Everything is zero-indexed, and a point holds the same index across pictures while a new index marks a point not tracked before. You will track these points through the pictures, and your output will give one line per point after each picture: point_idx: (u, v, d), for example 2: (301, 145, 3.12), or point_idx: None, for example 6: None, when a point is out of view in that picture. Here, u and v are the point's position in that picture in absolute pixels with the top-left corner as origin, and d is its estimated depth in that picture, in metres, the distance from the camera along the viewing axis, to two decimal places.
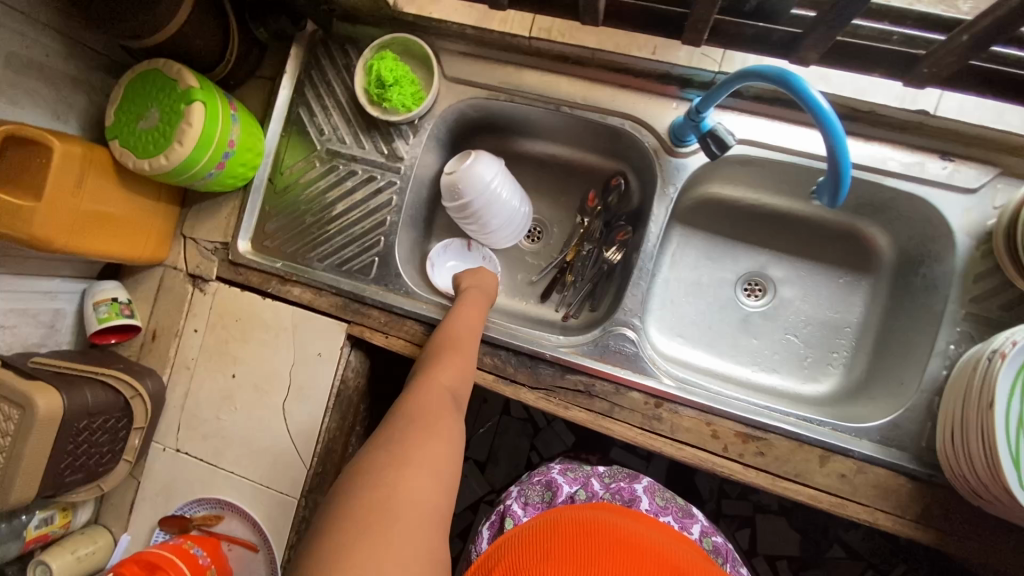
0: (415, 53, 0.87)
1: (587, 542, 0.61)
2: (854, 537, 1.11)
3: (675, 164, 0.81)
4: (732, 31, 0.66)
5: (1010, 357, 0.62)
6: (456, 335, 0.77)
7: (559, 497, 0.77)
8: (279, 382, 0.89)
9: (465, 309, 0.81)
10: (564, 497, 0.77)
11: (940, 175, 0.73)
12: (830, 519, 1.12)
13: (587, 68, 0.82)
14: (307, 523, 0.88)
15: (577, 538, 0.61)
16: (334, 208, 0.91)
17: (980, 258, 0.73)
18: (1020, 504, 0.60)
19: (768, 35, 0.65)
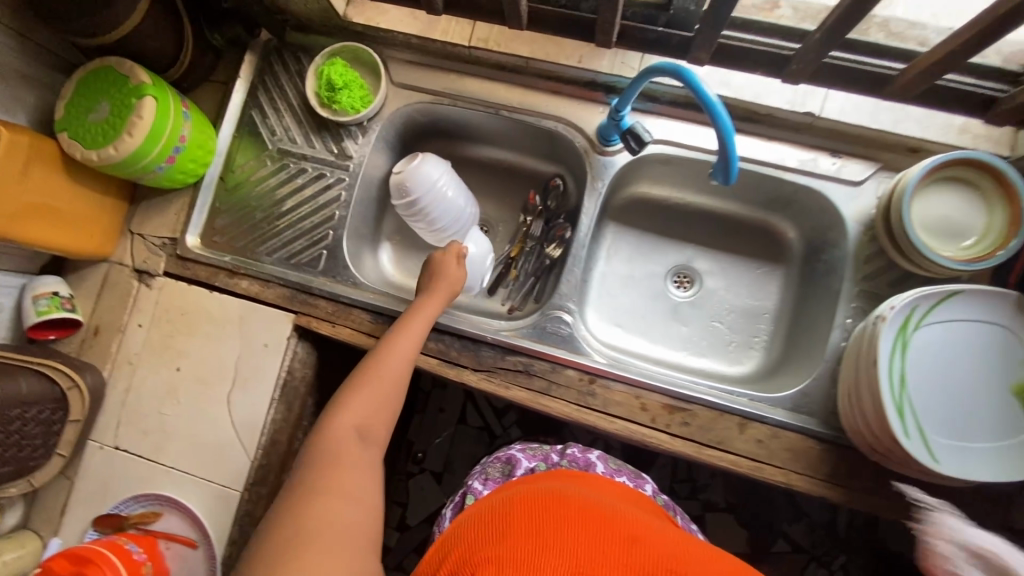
0: (365, 61, 0.93)
1: (544, 516, 0.56)
2: (797, 530, 1.15)
3: (603, 162, 0.89)
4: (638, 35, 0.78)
5: (889, 320, 0.69)
6: (392, 359, 0.73)
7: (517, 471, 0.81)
8: (225, 374, 0.90)
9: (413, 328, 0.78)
10: (521, 470, 0.80)
11: (831, 170, 0.82)
12: (773, 512, 1.16)
13: (523, 75, 0.90)
14: (250, 516, 0.88)
15: (533, 512, 0.56)
16: (284, 204, 0.94)
17: (868, 242, 0.82)
18: (907, 452, 0.67)
19: (667, 39, 0.77)
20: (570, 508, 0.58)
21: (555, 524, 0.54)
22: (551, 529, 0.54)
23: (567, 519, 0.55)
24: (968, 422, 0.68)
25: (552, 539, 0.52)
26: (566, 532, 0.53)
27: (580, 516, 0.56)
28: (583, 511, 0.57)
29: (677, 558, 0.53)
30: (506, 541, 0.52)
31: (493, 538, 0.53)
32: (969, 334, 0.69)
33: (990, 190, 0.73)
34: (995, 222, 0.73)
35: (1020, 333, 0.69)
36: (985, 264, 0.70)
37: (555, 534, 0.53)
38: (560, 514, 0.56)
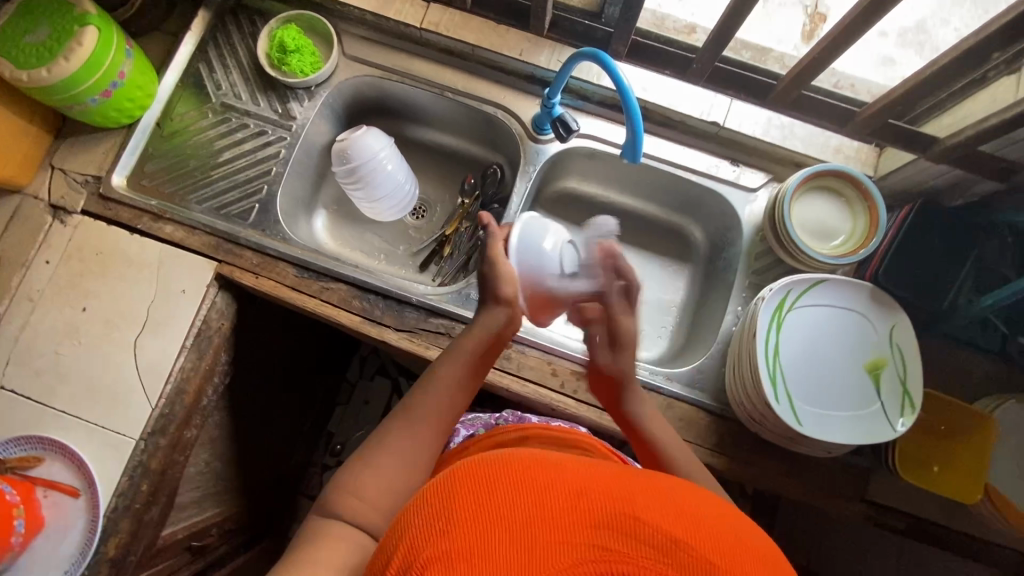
0: (320, 31, 0.97)
1: (475, 482, 0.43)
2: None
3: (536, 149, 0.96)
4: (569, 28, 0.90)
5: (767, 300, 0.78)
6: (430, 406, 0.68)
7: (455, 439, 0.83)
8: (135, 317, 0.87)
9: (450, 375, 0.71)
10: (459, 438, 0.82)
11: (730, 176, 0.94)
12: None
13: (468, 61, 0.97)
14: (143, 467, 0.84)
15: (461, 479, 0.44)
16: (221, 156, 0.95)
17: (759, 240, 0.92)
18: (776, 415, 0.75)
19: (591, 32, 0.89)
20: (503, 461, 0.45)
21: (489, 490, 0.42)
22: (487, 500, 0.42)
23: (500, 476, 0.43)
24: (828, 393, 0.77)
25: (491, 515, 0.41)
26: (504, 498, 0.42)
27: (514, 469, 0.44)
28: (518, 461, 0.45)
29: (633, 496, 0.43)
30: (437, 533, 0.41)
31: (422, 530, 0.41)
32: (831, 317, 0.80)
33: (853, 197, 0.86)
34: (858, 226, 0.85)
35: (873, 318, 0.79)
36: (851, 260, 0.82)
37: (493, 504, 0.41)
38: (491, 473, 0.44)
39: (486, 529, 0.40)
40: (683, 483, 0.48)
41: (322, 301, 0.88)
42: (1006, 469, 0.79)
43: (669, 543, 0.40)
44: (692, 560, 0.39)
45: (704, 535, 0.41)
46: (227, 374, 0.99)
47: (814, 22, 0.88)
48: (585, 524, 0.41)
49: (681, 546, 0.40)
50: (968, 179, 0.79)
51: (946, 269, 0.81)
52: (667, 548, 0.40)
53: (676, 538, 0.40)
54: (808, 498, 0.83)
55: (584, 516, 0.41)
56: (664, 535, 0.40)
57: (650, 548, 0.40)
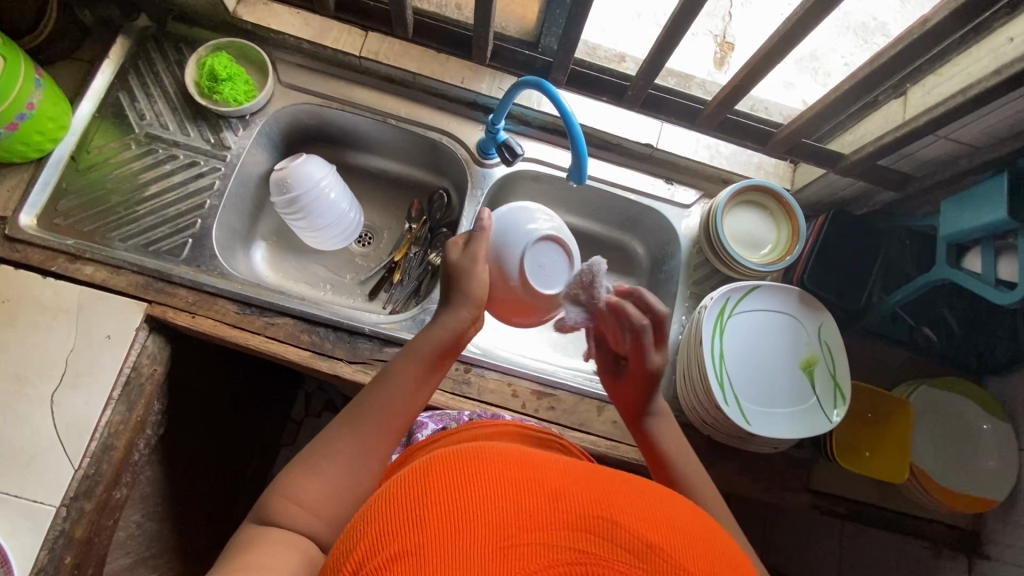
0: (253, 59, 0.95)
1: (445, 472, 0.38)
2: None
3: (482, 173, 0.98)
4: (508, 56, 0.91)
5: (709, 308, 0.84)
6: (385, 407, 0.64)
7: (421, 432, 0.78)
8: (52, 370, 0.79)
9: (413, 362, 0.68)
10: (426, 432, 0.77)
11: (666, 194, 0.99)
12: None
13: (409, 88, 0.97)
14: (66, 538, 0.75)
15: (435, 465, 0.39)
16: (147, 189, 0.89)
17: (696, 252, 0.98)
18: (726, 417, 0.79)
19: (532, 61, 0.90)
20: (478, 453, 0.40)
21: (459, 483, 0.37)
22: (456, 492, 0.36)
23: (472, 469, 0.38)
24: (769, 391, 0.83)
25: (460, 510, 0.35)
26: (475, 491, 0.36)
27: (488, 462, 0.39)
28: (493, 455, 0.40)
29: (611, 495, 0.38)
30: (404, 526, 0.35)
31: (386, 522, 0.36)
32: (767, 321, 0.86)
33: (775, 209, 0.93)
34: (782, 235, 0.93)
35: (803, 320, 0.86)
36: (778, 266, 0.89)
37: (463, 496, 0.36)
38: (465, 464, 0.39)
39: (456, 522, 0.35)
40: (664, 488, 0.43)
41: (267, 336, 0.84)
42: (923, 448, 0.88)
43: (644, 548, 0.35)
44: (670, 567, 0.34)
45: (685, 544, 0.36)
46: (160, 425, 0.91)
47: (722, 50, 0.92)
48: (559, 524, 0.35)
49: (658, 552, 0.35)
50: (871, 189, 0.89)
51: (859, 271, 0.89)
52: (641, 553, 0.35)
53: (652, 542, 0.35)
54: (759, 493, 0.88)
55: (559, 516, 0.36)
56: (640, 538, 0.35)
57: (627, 553, 0.34)
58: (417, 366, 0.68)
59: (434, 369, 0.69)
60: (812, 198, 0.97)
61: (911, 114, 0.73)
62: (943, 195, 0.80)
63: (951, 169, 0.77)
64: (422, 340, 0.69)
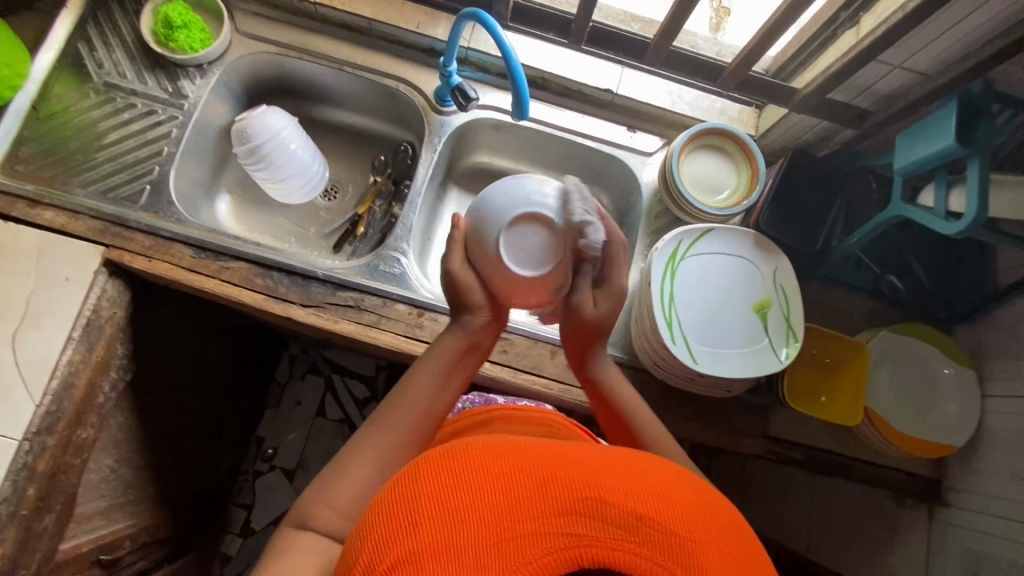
0: (209, 7, 0.95)
1: (432, 479, 0.39)
2: None
3: (440, 121, 0.97)
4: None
5: (659, 250, 0.83)
6: (408, 412, 0.65)
7: None
8: (13, 309, 0.81)
9: (433, 368, 0.68)
10: None
11: (627, 141, 0.98)
12: None
13: (366, 36, 0.97)
14: (28, 471, 0.78)
15: (420, 472, 0.40)
16: (105, 137, 0.90)
17: (656, 200, 0.97)
18: (672, 355, 0.79)
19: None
20: (463, 450, 0.41)
21: (447, 485, 0.38)
22: (446, 495, 0.38)
23: (459, 468, 0.39)
24: (720, 333, 0.82)
25: (453, 513, 0.37)
26: (463, 492, 0.38)
27: (472, 460, 0.40)
28: (478, 448, 0.41)
29: (599, 473, 0.40)
30: (398, 537, 0.37)
31: (380, 535, 0.38)
32: (720, 264, 0.85)
33: (735, 151, 0.92)
34: (742, 180, 0.91)
35: (758, 262, 0.85)
36: (734, 210, 0.88)
37: (453, 498, 0.38)
38: (449, 467, 0.40)
39: (451, 527, 0.36)
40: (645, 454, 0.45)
41: (222, 280, 0.85)
42: (882, 393, 0.87)
43: (634, 520, 0.37)
44: (659, 535, 0.37)
45: (673, 508, 0.39)
46: (126, 370, 0.93)
47: (719, 15, 0.85)
48: (552, 510, 0.37)
49: (647, 523, 0.37)
50: (832, 130, 0.86)
51: (819, 214, 0.88)
52: (633, 527, 0.37)
53: (642, 514, 0.38)
54: (715, 438, 0.88)
55: (549, 502, 0.37)
56: (631, 511, 0.38)
57: (617, 527, 0.37)
58: (435, 372, 0.68)
59: (454, 373, 0.69)
60: (777, 142, 0.95)
61: (859, 40, 0.71)
62: (900, 131, 0.78)
63: (904, 100, 0.74)
64: (439, 345, 0.70)
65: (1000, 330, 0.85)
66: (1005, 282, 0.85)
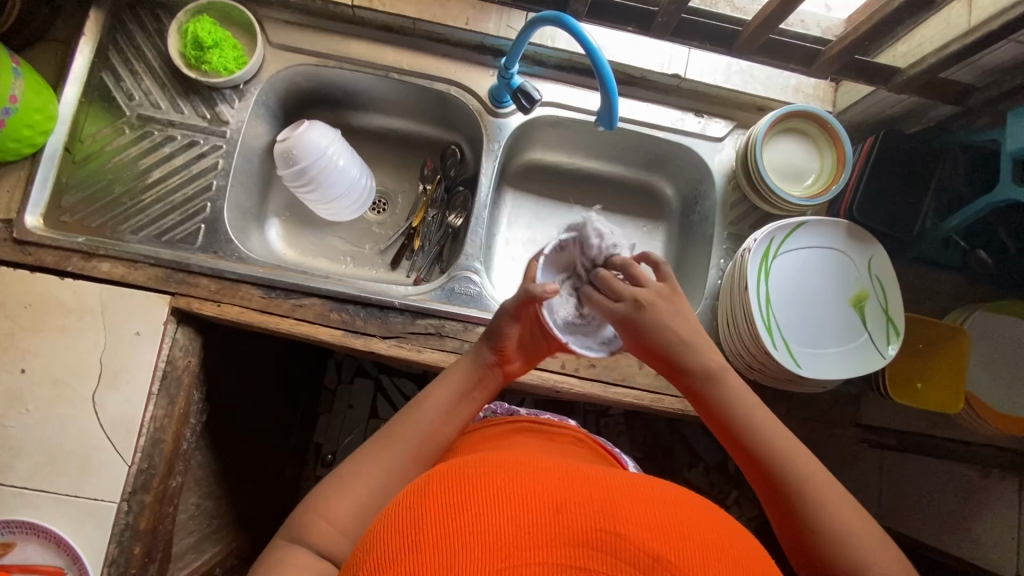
0: (237, 20, 0.87)
1: (444, 497, 0.38)
2: (696, 474, 1.28)
3: (497, 124, 0.91)
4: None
5: (753, 251, 0.79)
6: (411, 427, 0.63)
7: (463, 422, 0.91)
8: (88, 371, 0.78)
9: (440, 389, 0.67)
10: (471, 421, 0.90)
11: (697, 128, 0.92)
12: (676, 461, 1.28)
13: (410, 37, 0.90)
14: (132, 530, 0.77)
15: (434, 487, 0.39)
16: (149, 175, 0.85)
17: (732, 190, 0.92)
18: (775, 361, 0.76)
19: None
20: (479, 472, 0.40)
21: (452, 504, 0.37)
22: (454, 516, 0.36)
23: (471, 489, 0.38)
24: (818, 331, 0.80)
25: (457, 532, 0.35)
26: (470, 512, 0.36)
27: (483, 482, 0.38)
28: (493, 471, 0.40)
29: (614, 504, 0.37)
30: (399, 552, 0.35)
31: (384, 547, 0.36)
32: (811, 258, 0.82)
33: (818, 135, 0.87)
34: (826, 164, 0.87)
35: (852, 254, 0.81)
36: (823, 199, 0.84)
37: (460, 519, 0.36)
38: (463, 485, 0.39)
39: (452, 546, 0.34)
40: (674, 490, 0.42)
41: (296, 319, 0.82)
42: (978, 374, 0.85)
43: (649, 560, 0.34)
44: None
45: (694, 551, 0.35)
46: (202, 411, 0.91)
47: None
48: (557, 542, 0.35)
49: (661, 564, 0.34)
50: (926, 105, 0.82)
51: (911, 196, 0.83)
52: (648, 568, 0.34)
53: (658, 554, 0.34)
54: (807, 432, 0.87)
55: (558, 533, 0.35)
56: (645, 550, 0.34)
57: (629, 565, 0.34)
58: (443, 395, 0.66)
59: (461, 401, 0.67)
60: (858, 118, 0.90)
61: (982, 14, 0.65)
62: (1013, 106, 0.73)
63: (1021, 76, 0.71)
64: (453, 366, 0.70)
65: None
66: None
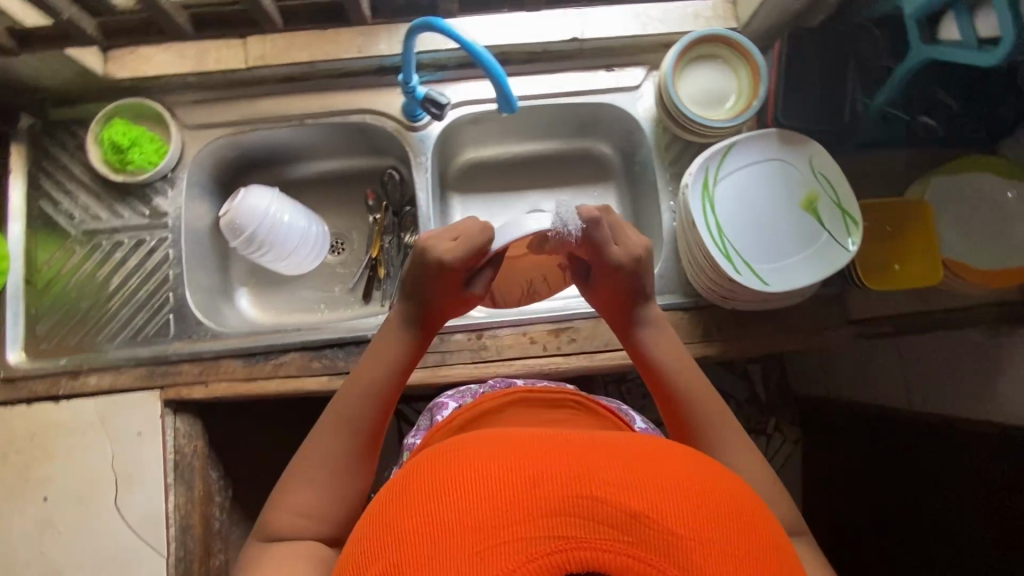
0: (148, 114, 0.90)
1: (425, 493, 0.40)
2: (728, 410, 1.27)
3: (419, 137, 0.92)
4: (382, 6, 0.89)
5: (691, 186, 0.79)
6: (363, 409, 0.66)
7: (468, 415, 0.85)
8: (104, 481, 0.81)
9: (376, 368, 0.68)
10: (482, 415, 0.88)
11: (612, 83, 0.93)
12: None
13: (313, 80, 0.91)
14: None
15: (415, 485, 0.42)
16: (110, 283, 0.88)
17: (662, 132, 0.92)
18: (742, 286, 0.76)
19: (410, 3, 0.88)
20: (457, 459, 0.43)
21: (433, 499, 0.40)
22: (438, 506, 0.39)
23: (453, 479, 0.40)
24: (780, 244, 0.80)
25: (441, 519, 0.38)
26: (447, 503, 0.39)
27: (464, 471, 0.41)
28: (467, 457, 0.42)
29: (590, 468, 0.40)
30: (389, 548, 0.38)
31: (378, 546, 0.39)
32: (756, 176, 0.81)
33: (729, 55, 0.87)
34: (743, 81, 0.86)
35: (791, 160, 0.81)
36: (747, 115, 0.83)
37: (443, 509, 0.38)
38: (443, 477, 0.41)
39: (437, 536, 0.37)
40: (651, 447, 0.44)
41: (281, 378, 0.84)
42: (953, 238, 0.85)
43: (627, 517, 0.37)
44: (654, 533, 0.37)
45: (670, 504, 0.38)
46: (226, 488, 0.94)
47: None
48: (537, 514, 0.37)
49: (639, 520, 0.37)
50: None
51: (834, 84, 0.82)
52: (624, 525, 0.37)
53: (635, 510, 0.37)
54: (802, 344, 0.87)
55: (537, 506, 0.38)
56: (622, 509, 0.37)
57: (609, 526, 0.37)
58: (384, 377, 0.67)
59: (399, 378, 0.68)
60: (762, 27, 0.89)
61: None
62: None
63: None
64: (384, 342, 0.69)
65: None
66: None
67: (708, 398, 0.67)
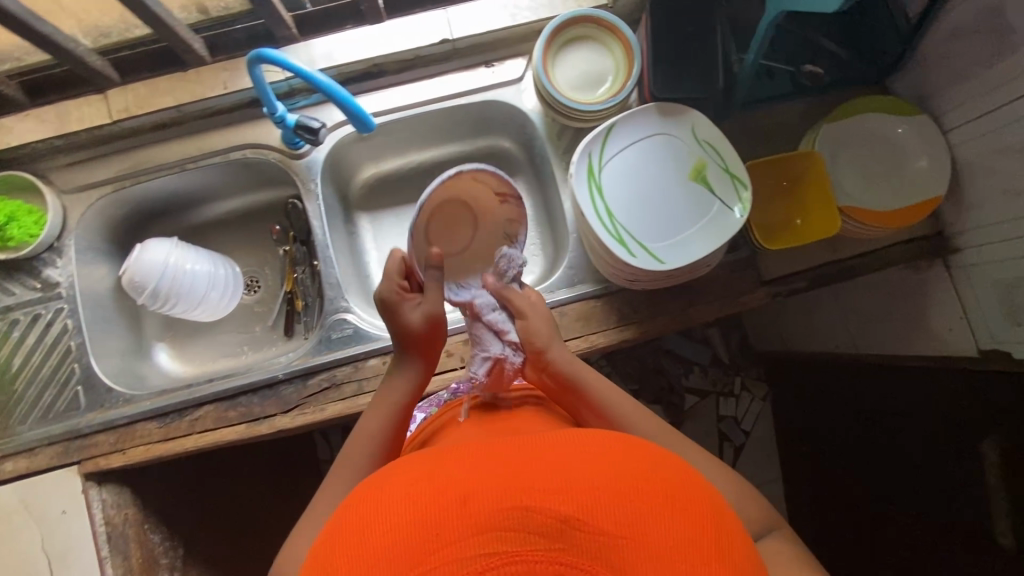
0: (22, 185, 0.87)
1: (356, 527, 0.38)
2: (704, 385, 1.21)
3: (305, 163, 0.90)
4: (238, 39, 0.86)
5: (575, 176, 0.78)
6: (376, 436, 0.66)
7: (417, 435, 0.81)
8: (36, 564, 0.77)
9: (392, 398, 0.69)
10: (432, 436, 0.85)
11: (493, 78, 0.91)
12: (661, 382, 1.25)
13: (186, 123, 0.89)
14: None
15: (350, 517, 0.40)
16: (12, 364, 0.86)
17: (550, 121, 0.90)
18: (637, 270, 0.75)
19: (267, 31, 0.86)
20: (392, 485, 0.41)
21: (364, 529, 0.38)
22: (368, 537, 0.37)
23: (385, 506, 0.39)
24: (673, 220, 0.78)
25: (370, 552, 0.36)
26: (377, 533, 0.37)
27: (396, 496, 0.39)
28: (402, 481, 0.41)
29: (521, 475, 0.38)
30: None
31: None
32: (643, 153, 0.80)
33: (599, 34, 0.85)
34: (618, 58, 0.85)
35: (675, 132, 0.79)
36: (623, 94, 0.82)
37: (372, 540, 0.37)
38: (374, 507, 0.39)
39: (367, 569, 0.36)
40: (591, 441, 0.42)
41: (199, 432, 0.82)
42: (851, 183, 0.84)
43: (557, 523, 0.35)
44: (585, 538, 0.35)
45: (604, 503, 0.37)
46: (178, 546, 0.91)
47: None
48: (468, 533, 0.35)
49: (570, 525, 0.35)
50: None
51: (706, 47, 0.80)
52: (554, 533, 0.35)
53: (566, 516, 0.36)
54: (721, 312, 0.86)
55: (467, 522, 0.36)
56: (553, 517, 0.35)
57: (539, 535, 0.35)
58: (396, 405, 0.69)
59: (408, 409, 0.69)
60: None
61: None
62: None
63: None
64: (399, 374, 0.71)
65: (936, 59, 0.79)
66: (916, 9, 0.78)
67: (615, 399, 0.66)
